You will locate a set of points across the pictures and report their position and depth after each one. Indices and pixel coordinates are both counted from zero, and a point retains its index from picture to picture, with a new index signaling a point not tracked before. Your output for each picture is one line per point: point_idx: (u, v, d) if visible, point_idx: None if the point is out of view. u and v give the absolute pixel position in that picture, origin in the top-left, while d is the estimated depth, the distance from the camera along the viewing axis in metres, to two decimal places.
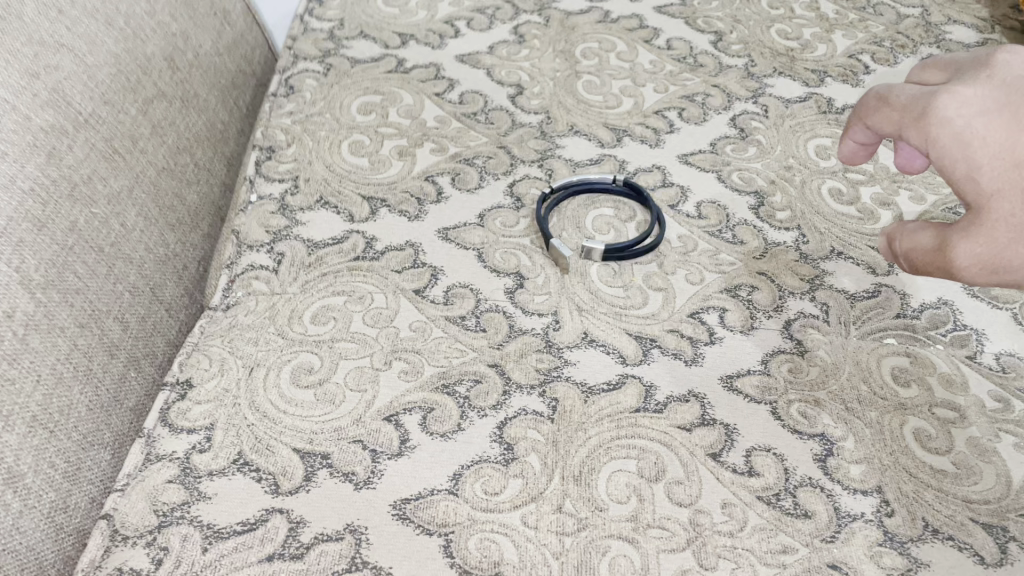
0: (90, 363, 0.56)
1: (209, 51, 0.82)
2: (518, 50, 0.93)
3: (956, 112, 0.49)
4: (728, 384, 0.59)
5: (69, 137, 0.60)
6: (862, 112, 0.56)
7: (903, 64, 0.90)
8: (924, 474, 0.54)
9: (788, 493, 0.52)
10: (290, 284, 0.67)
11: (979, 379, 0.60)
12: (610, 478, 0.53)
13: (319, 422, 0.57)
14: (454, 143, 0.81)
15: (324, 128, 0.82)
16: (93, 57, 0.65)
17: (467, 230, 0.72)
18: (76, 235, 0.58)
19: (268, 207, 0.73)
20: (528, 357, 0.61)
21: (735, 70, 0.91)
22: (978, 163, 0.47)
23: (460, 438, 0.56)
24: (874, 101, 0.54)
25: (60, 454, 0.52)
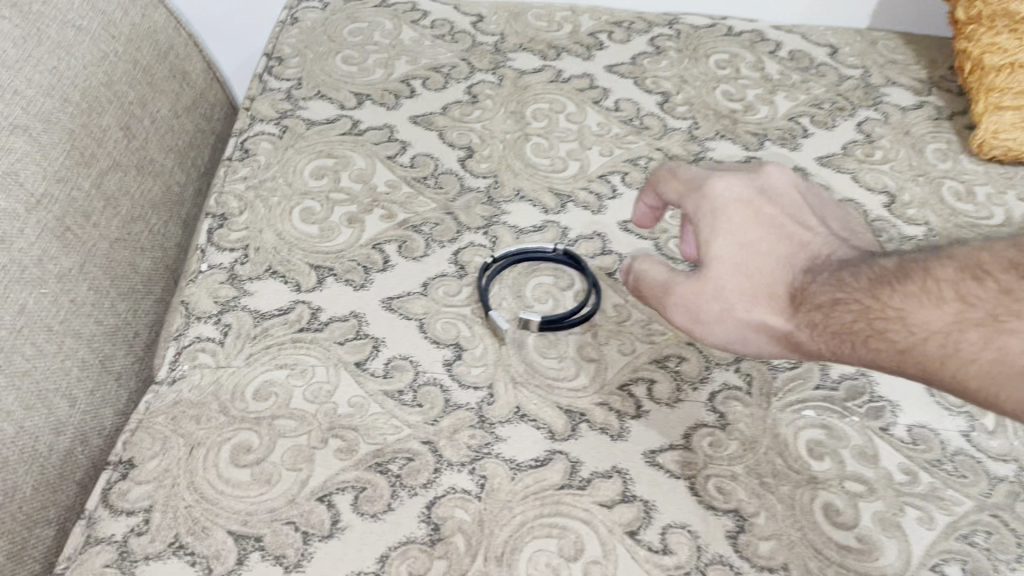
0: (36, 444, 0.57)
1: (166, 114, 0.83)
2: (471, 111, 0.91)
3: (722, 192, 0.62)
4: (650, 459, 0.62)
5: (21, 220, 0.62)
6: (653, 181, 0.68)
7: (843, 128, 0.92)
8: (829, 550, 0.58)
9: (699, 571, 0.56)
10: (235, 356, 0.65)
11: (890, 452, 0.64)
12: (531, 557, 0.55)
13: (254, 503, 0.56)
14: (403, 209, 0.79)
15: (277, 194, 0.79)
16: (47, 135, 0.67)
17: (410, 300, 0.71)
18: (25, 317, 0.60)
19: (217, 276, 0.71)
20: (460, 434, 0.62)
21: (679, 133, 0.90)
22: (717, 232, 0.60)
23: (390, 519, 0.56)
24: (665, 173, 0.67)
25: (4, 535, 0.53)
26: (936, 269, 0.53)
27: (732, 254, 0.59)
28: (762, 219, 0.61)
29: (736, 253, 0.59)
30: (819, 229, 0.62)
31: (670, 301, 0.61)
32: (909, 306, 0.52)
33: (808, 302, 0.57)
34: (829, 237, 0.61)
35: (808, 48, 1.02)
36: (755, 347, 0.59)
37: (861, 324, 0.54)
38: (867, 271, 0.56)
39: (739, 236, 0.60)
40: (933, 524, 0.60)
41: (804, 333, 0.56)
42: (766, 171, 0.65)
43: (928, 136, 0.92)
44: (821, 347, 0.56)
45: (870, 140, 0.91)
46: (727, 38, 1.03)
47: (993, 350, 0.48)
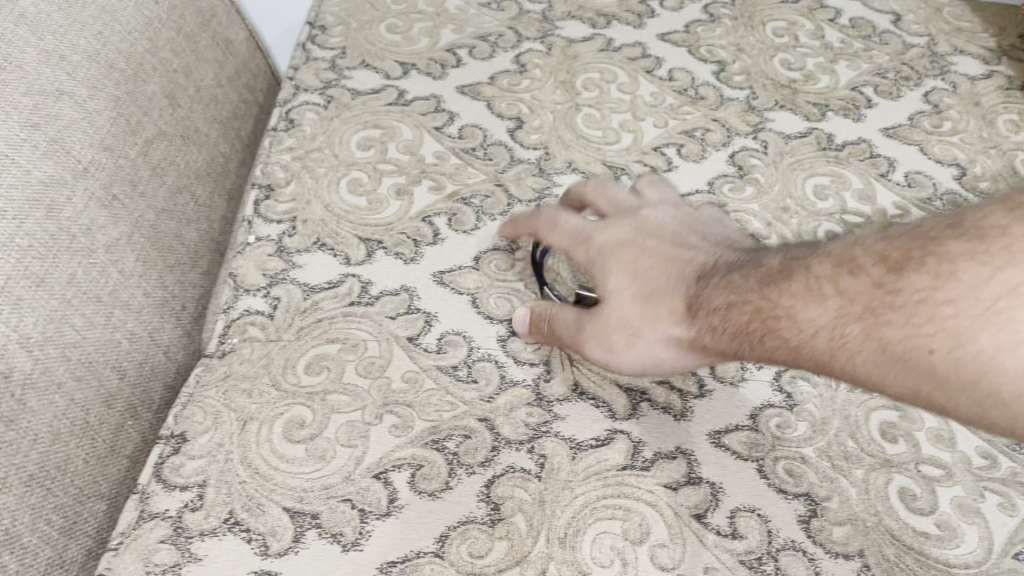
0: (87, 417, 0.56)
1: (210, 84, 0.81)
2: (520, 81, 0.88)
3: (596, 236, 0.62)
4: (716, 440, 0.59)
5: (68, 188, 0.61)
6: (530, 229, 0.67)
7: (908, 98, 0.88)
8: (906, 536, 0.55)
9: (770, 557, 0.53)
10: (285, 330, 0.64)
11: (968, 435, 0.61)
12: (595, 539, 0.53)
13: (309, 480, 0.54)
14: (452, 181, 0.77)
15: (323, 165, 0.77)
16: (93, 103, 0.66)
17: (462, 274, 0.69)
18: (75, 288, 0.58)
19: (265, 249, 0.70)
20: (517, 412, 0.59)
21: (736, 104, 0.87)
22: (606, 268, 0.60)
23: (448, 498, 0.54)
24: (545, 221, 0.66)
25: (57, 509, 0.52)
26: (815, 267, 0.49)
27: (627, 282, 0.58)
28: (646, 243, 0.60)
29: (630, 281, 0.58)
30: (706, 242, 0.61)
31: (585, 342, 0.59)
32: (796, 303, 0.48)
33: (703, 309, 0.54)
34: (704, 245, 0.60)
35: (869, 16, 0.98)
36: (672, 363, 0.57)
37: (753, 323, 0.50)
38: (756, 270, 0.53)
39: (622, 270, 0.59)
40: (1015, 511, 0.57)
41: (702, 341, 0.54)
42: (640, 210, 0.65)
43: (999, 106, 0.88)
44: (723, 347, 0.53)
45: (938, 110, 0.87)
46: (783, 6, 0.99)
47: (875, 341, 0.44)
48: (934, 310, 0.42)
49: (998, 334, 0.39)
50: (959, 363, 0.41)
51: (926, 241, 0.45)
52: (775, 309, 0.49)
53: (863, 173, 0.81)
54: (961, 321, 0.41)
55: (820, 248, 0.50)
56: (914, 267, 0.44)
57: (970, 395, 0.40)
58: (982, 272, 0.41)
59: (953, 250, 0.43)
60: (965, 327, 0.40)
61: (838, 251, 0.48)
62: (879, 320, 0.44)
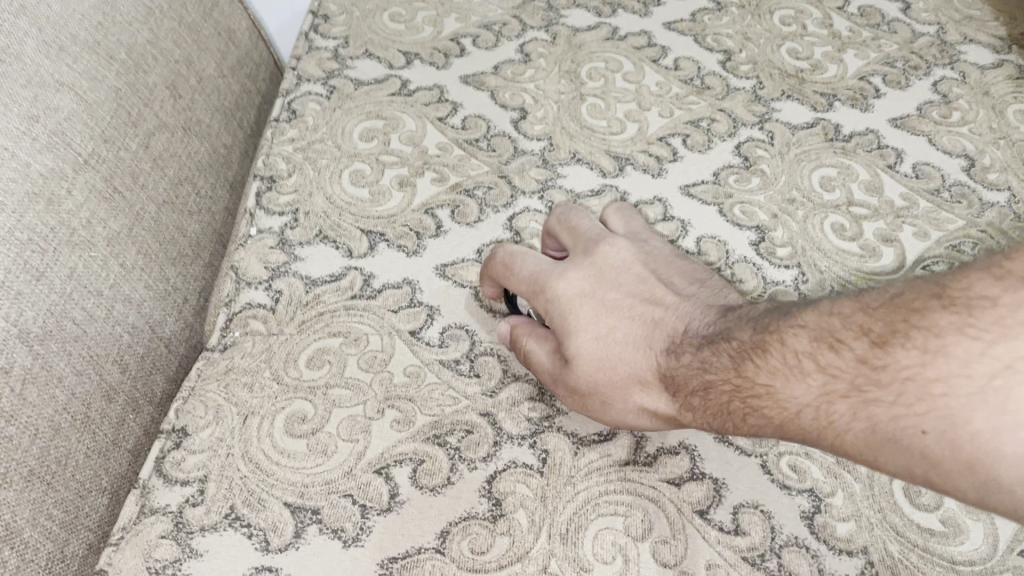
0: (88, 411, 0.56)
1: (212, 74, 0.81)
2: (524, 70, 0.87)
3: (557, 286, 0.58)
4: (719, 434, 0.59)
5: (69, 180, 0.60)
6: (490, 271, 0.63)
7: (917, 88, 0.87)
8: (911, 533, 0.55)
9: (773, 553, 0.53)
10: (286, 323, 0.63)
11: None
12: (597, 535, 0.53)
13: (311, 475, 0.54)
14: (455, 173, 0.76)
15: (326, 156, 0.77)
16: (94, 95, 0.65)
17: (465, 266, 0.68)
18: (75, 281, 0.58)
19: (267, 241, 0.69)
20: (520, 406, 0.59)
21: (743, 94, 0.86)
22: (571, 328, 0.56)
23: (449, 493, 0.54)
24: (503, 263, 0.62)
25: (58, 504, 0.52)
26: (791, 341, 0.46)
27: (594, 348, 0.55)
28: (609, 299, 0.56)
29: (597, 346, 0.55)
30: (676, 287, 0.58)
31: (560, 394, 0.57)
32: (778, 382, 0.46)
33: (679, 385, 0.51)
34: (672, 291, 0.57)
35: (878, 4, 0.97)
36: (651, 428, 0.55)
37: (734, 404, 0.48)
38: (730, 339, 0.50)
39: (590, 329, 0.55)
40: None
41: (686, 414, 0.52)
42: (601, 245, 0.61)
43: (1009, 97, 0.87)
44: (706, 426, 0.51)
45: (947, 100, 0.86)
46: None
47: (861, 423, 0.42)
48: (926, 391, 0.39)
49: (993, 423, 0.37)
50: (952, 450, 0.38)
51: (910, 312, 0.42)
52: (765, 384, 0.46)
53: (870, 164, 0.80)
54: (953, 403, 0.38)
55: (795, 312, 0.48)
56: (899, 341, 0.41)
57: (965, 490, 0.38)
58: (973, 347, 0.38)
59: (938, 322, 0.40)
60: (955, 412, 0.38)
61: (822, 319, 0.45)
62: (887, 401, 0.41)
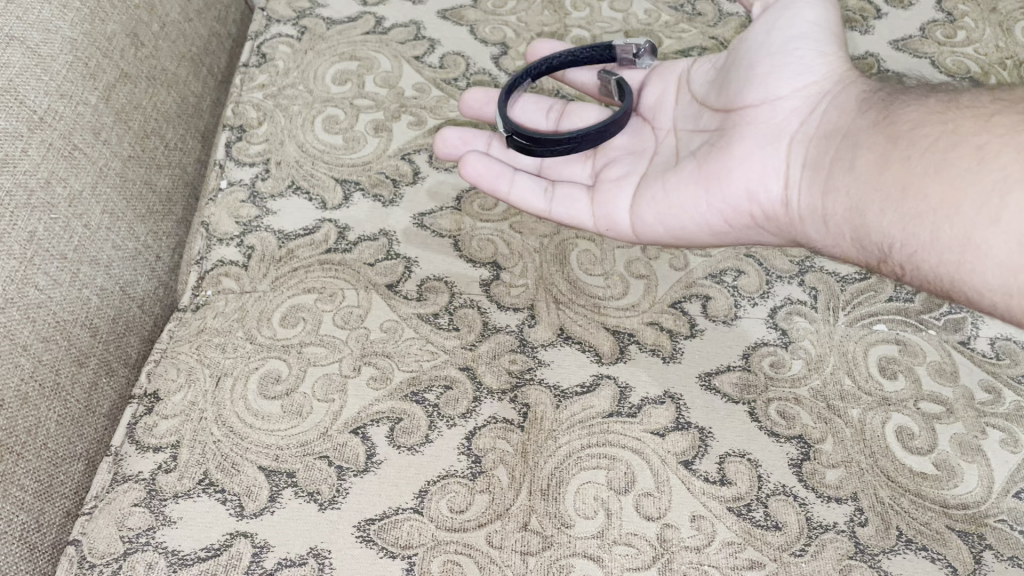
0: (57, 378, 0.55)
1: (177, 18, 0.77)
2: (505, 2, 0.83)
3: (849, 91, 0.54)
4: (706, 383, 0.57)
5: (24, 140, 0.58)
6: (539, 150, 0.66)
7: (920, 7, 0.83)
8: (902, 478, 0.53)
9: (759, 503, 0.52)
10: (259, 280, 0.62)
11: (972, 368, 0.59)
12: (579, 490, 0.52)
13: (285, 438, 0.53)
14: (434, 116, 0.73)
15: (298, 102, 0.74)
16: (47, 46, 0.62)
17: (444, 215, 0.66)
18: (36, 246, 0.56)
19: (238, 195, 0.67)
20: (501, 359, 0.58)
21: (737, 19, 0.82)
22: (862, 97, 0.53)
23: (427, 451, 0.53)
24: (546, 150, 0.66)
25: (31, 474, 0.51)
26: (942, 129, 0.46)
27: (899, 111, 0.50)
28: (869, 104, 0.52)
29: (931, 116, 0.48)
30: (871, 113, 0.51)
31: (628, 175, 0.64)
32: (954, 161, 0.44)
33: (902, 147, 0.47)
34: (870, 114, 0.51)
35: None
36: (869, 218, 0.48)
37: (882, 179, 0.48)
38: (903, 131, 0.48)
39: (932, 113, 0.48)
40: (1018, 447, 0.55)
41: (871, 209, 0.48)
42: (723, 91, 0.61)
43: (1017, 13, 0.83)
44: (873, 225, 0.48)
45: (952, 18, 0.82)
46: None
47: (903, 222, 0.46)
48: (954, 170, 0.44)
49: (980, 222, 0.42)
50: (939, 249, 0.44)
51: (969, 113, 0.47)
52: (944, 138, 0.46)
53: None
54: (938, 182, 0.44)
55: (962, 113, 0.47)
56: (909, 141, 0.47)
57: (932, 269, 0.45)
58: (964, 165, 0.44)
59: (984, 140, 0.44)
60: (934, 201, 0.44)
61: (931, 109, 0.49)
62: (919, 216, 0.45)
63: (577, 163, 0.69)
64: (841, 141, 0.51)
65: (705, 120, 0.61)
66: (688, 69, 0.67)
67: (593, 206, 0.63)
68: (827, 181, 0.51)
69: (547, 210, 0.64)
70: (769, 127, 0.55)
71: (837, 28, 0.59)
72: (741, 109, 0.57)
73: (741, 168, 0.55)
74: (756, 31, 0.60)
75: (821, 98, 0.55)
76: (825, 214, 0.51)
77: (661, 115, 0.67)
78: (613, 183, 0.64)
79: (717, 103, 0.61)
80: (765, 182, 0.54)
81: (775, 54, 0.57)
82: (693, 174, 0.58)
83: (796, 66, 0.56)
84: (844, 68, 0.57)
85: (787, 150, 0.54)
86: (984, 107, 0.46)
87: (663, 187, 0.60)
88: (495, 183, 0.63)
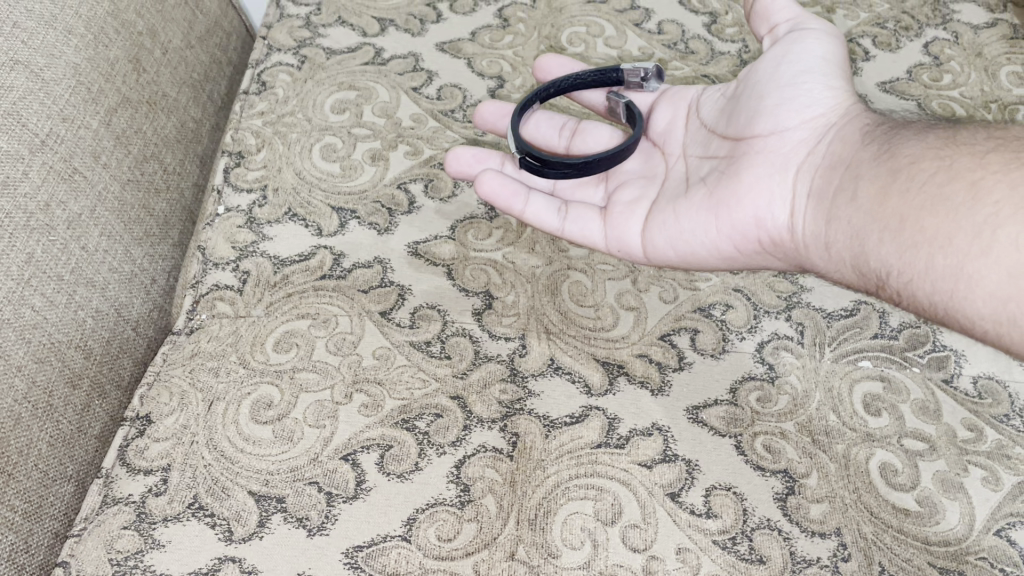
0: (50, 399, 0.55)
1: (179, 45, 0.78)
2: (502, 37, 0.85)
3: (853, 124, 0.56)
4: (694, 416, 0.58)
5: (25, 162, 0.58)
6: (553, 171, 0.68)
7: (907, 51, 0.85)
8: (885, 514, 0.54)
9: (744, 537, 0.52)
10: (254, 306, 0.62)
11: (954, 406, 0.60)
12: (566, 520, 0.52)
13: (276, 463, 0.54)
14: (430, 145, 0.74)
15: (297, 130, 0.75)
16: (51, 71, 0.62)
17: (438, 244, 0.67)
18: (33, 267, 0.56)
19: (235, 220, 0.68)
20: (491, 388, 0.58)
21: (729, 58, 0.83)
22: (865, 129, 0.55)
23: (416, 479, 0.53)
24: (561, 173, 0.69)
25: (21, 494, 0.51)
26: (941, 161, 0.48)
27: (900, 142, 0.52)
28: (871, 136, 0.54)
29: (931, 148, 0.50)
30: (875, 143, 0.53)
31: (639, 201, 0.67)
32: (951, 193, 0.46)
33: (901, 178, 0.49)
34: (872, 146, 0.53)
35: None
36: (868, 246, 0.50)
37: (881, 208, 0.50)
38: (902, 162, 0.50)
39: (933, 145, 0.50)
40: (999, 485, 0.56)
41: (870, 238, 0.50)
42: (730, 123, 0.63)
43: (1001, 58, 0.85)
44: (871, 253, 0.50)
45: (938, 62, 0.84)
46: None
47: (900, 250, 0.48)
48: (948, 202, 0.46)
49: (974, 253, 0.44)
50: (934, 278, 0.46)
51: (968, 147, 0.48)
52: (944, 170, 0.47)
53: None
54: (934, 213, 0.46)
55: (962, 145, 0.49)
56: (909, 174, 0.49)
57: (928, 297, 0.46)
58: (959, 198, 0.46)
59: (978, 174, 0.46)
60: (929, 231, 0.46)
61: (930, 142, 0.51)
62: (916, 244, 0.47)
63: (591, 186, 0.72)
64: (843, 172, 0.53)
65: (714, 147, 0.64)
66: (698, 98, 0.70)
67: (605, 227, 0.66)
68: (829, 210, 0.53)
69: (562, 229, 0.67)
70: (774, 158, 0.58)
71: (843, 65, 0.62)
72: (749, 139, 0.60)
73: (748, 198, 0.57)
74: (766, 66, 0.62)
75: (827, 130, 0.57)
76: (828, 241, 0.53)
77: (672, 141, 0.69)
78: (625, 207, 0.66)
79: (726, 130, 0.63)
80: (770, 211, 0.57)
81: (783, 88, 0.60)
82: (703, 202, 0.60)
83: (805, 99, 0.58)
84: (850, 101, 0.59)
85: (793, 179, 0.57)
86: (982, 145, 0.48)
87: (674, 214, 0.62)
88: (510, 202, 0.66)
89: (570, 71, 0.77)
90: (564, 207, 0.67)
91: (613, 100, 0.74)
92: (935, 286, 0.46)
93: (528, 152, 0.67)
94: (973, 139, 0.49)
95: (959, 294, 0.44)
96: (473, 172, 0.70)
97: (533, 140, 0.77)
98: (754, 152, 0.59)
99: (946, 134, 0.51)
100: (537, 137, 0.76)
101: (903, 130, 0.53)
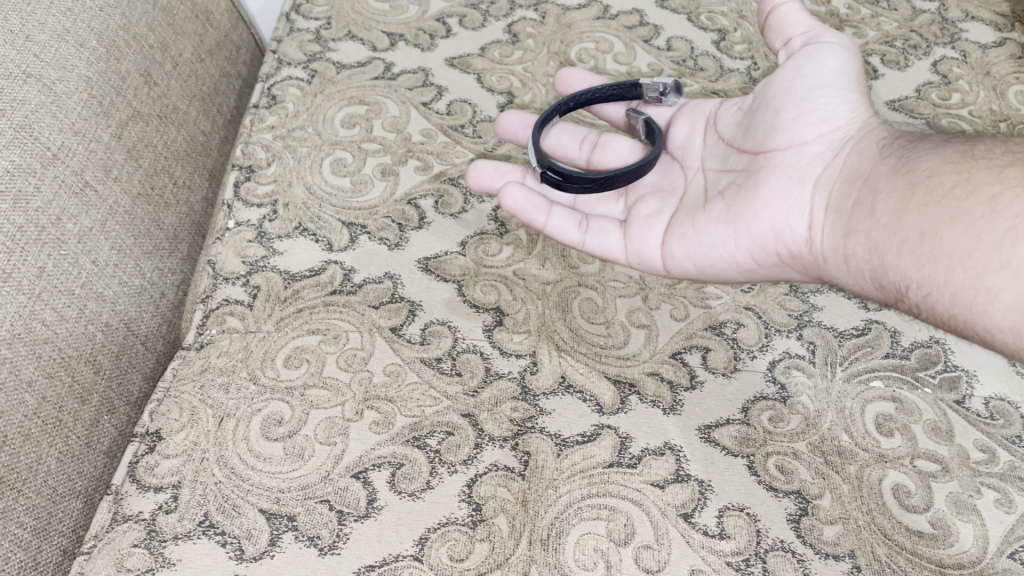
0: (60, 414, 0.55)
1: (190, 58, 0.78)
2: (512, 52, 0.85)
3: (871, 137, 0.56)
4: (706, 435, 0.57)
5: (37, 176, 0.58)
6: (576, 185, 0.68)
7: (916, 69, 0.85)
8: (899, 536, 0.54)
9: (758, 558, 0.52)
10: (264, 321, 0.62)
11: (967, 427, 0.60)
12: (579, 541, 0.52)
13: (287, 480, 0.53)
14: (440, 161, 0.74)
15: (307, 144, 0.75)
16: (63, 84, 0.62)
17: (449, 260, 0.67)
18: (44, 282, 0.56)
19: (245, 235, 0.68)
20: (502, 406, 0.58)
21: (739, 75, 0.84)
22: (882, 143, 0.55)
23: (428, 498, 0.53)
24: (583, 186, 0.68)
25: (29, 511, 0.51)
26: (959, 174, 0.48)
27: (918, 155, 0.52)
28: (889, 149, 0.54)
29: (949, 161, 0.50)
30: (892, 157, 0.53)
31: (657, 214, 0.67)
32: (969, 207, 0.46)
33: (919, 191, 0.49)
34: (890, 159, 0.53)
35: None
36: (886, 259, 0.50)
37: (899, 221, 0.50)
38: (920, 175, 0.50)
39: (950, 158, 0.50)
40: (1012, 508, 0.55)
41: (888, 252, 0.50)
42: (747, 136, 0.63)
43: (1011, 77, 0.86)
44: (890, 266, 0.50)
45: (947, 81, 0.84)
46: None
47: (919, 263, 0.48)
48: (966, 215, 0.46)
49: (994, 265, 0.44)
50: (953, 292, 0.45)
51: (986, 160, 0.48)
52: (962, 184, 0.47)
53: None
54: (953, 226, 0.46)
55: (979, 159, 0.49)
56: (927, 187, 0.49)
57: (946, 310, 0.46)
58: (976, 210, 0.46)
59: (995, 188, 0.46)
60: (948, 244, 0.46)
61: (948, 156, 0.51)
62: (935, 256, 0.47)
63: (611, 201, 0.72)
64: (861, 186, 0.53)
65: (732, 161, 0.64)
66: (716, 110, 0.70)
67: (625, 240, 0.67)
68: (847, 224, 0.53)
69: (582, 242, 0.67)
70: (792, 171, 0.58)
71: (860, 78, 0.62)
72: (766, 153, 0.60)
73: (766, 211, 0.58)
74: (783, 79, 0.62)
75: (844, 143, 0.57)
76: (847, 254, 0.53)
77: (690, 154, 0.70)
78: (645, 221, 0.67)
79: (743, 144, 0.63)
80: (788, 225, 0.57)
81: (800, 101, 0.60)
82: (722, 216, 0.61)
83: (822, 113, 0.58)
84: (867, 114, 0.59)
85: (811, 192, 0.57)
86: (999, 158, 0.48)
87: (693, 227, 0.62)
88: (532, 215, 0.66)
89: (590, 85, 0.77)
90: (585, 220, 0.68)
91: (631, 117, 0.74)
92: (955, 298, 0.45)
93: (549, 167, 0.67)
94: (991, 153, 0.49)
95: (978, 307, 0.44)
96: (495, 186, 0.70)
97: (552, 153, 0.77)
98: (771, 166, 0.59)
99: (964, 147, 0.51)
100: (556, 150, 0.77)
101: (920, 143, 0.53)
